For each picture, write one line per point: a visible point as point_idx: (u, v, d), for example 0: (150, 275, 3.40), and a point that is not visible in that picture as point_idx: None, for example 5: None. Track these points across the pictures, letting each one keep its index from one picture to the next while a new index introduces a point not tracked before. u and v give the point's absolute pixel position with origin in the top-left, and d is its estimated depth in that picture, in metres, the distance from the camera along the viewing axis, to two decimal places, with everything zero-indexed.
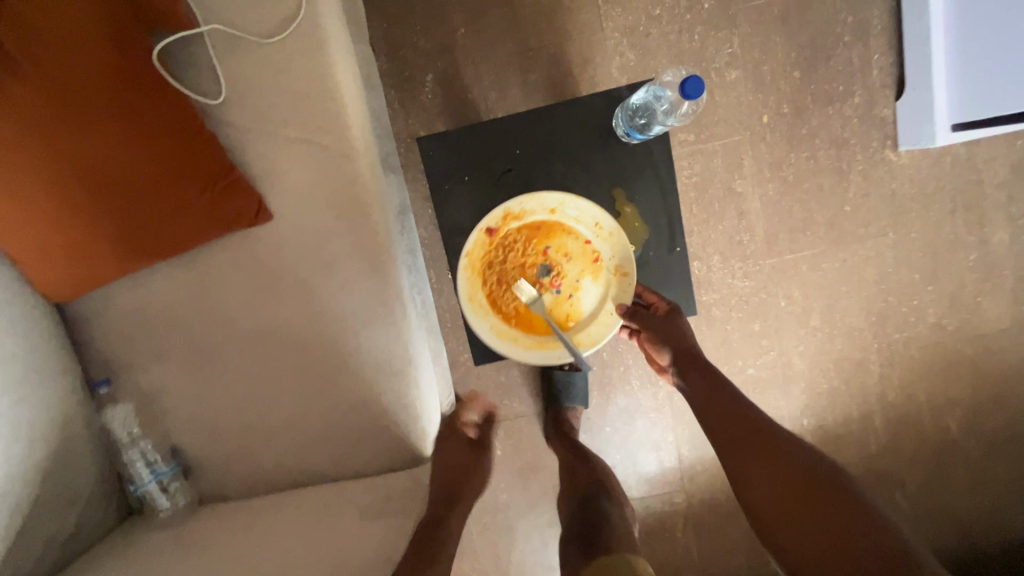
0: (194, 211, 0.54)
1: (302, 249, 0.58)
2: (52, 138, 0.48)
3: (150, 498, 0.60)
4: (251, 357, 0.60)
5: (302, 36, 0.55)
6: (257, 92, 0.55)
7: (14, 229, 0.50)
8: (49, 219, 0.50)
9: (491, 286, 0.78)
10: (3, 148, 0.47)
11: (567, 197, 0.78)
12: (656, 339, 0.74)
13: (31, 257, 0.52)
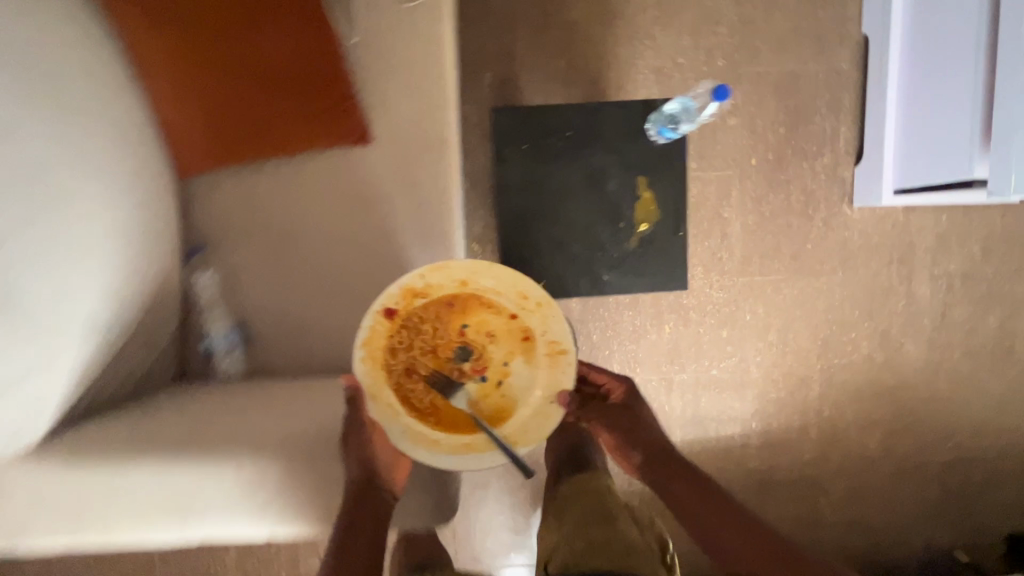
0: (313, 121, 0.67)
1: (388, 172, 0.71)
2: (231, 39, 0.62)
3: (216, 358, 0.69)
4: (324, 255, 0.71)
5: (427, 7, 0.69)
6: (381, 42, 0.69)
7: (177, 102, 0.63)
8: (207, 99, 0.63)
9: (398, 380, 0.61)
10: (195, 38, 0.61)
11: (479, 265, 0.63)
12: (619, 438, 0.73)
13: (180, 128, 0.64)
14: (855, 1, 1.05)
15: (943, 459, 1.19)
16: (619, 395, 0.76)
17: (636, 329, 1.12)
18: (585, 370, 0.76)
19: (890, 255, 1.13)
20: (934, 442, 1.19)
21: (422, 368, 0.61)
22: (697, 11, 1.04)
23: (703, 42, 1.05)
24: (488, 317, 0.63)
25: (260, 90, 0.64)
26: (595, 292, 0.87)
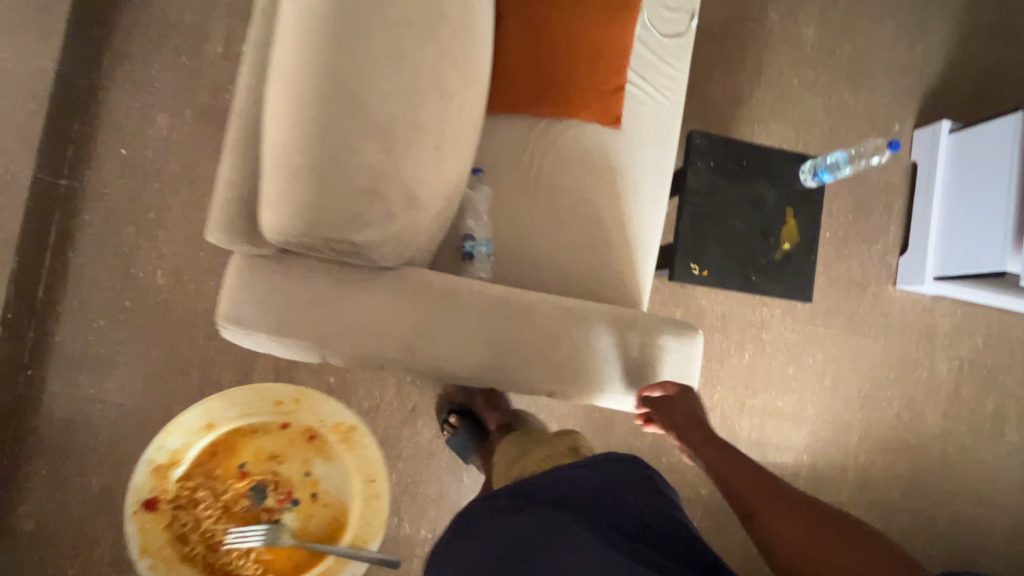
0: (596, 97, 0.86)
1: (629, 148, 0.90)
2: (574, 22, 0.82)
3: (476, 259, 0.80)
4: (570, 198, 0.87)
5: (683, 45, 0.94)
6: (647, 58, 0.92)
7: (518, 53, 0.82)
8: (540, 57, 0.82)
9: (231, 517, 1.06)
10: (552, 13, 0.81)
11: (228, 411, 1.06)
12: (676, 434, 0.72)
13: (506, 72, 0.83)
14: (907, 135, 1.41)
15: (951, 523, 1.37)
16: (676, 398, 0.72)
17: (722, 350, 1.30)
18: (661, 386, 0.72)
19: (920, 332, 1.39)
20: (945, 501, 1.38)
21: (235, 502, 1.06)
22: (798, 114, 1.36)
23: (802, 136, 1.36)
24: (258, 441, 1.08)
25: (576, 63, 0.84)
26: (742, 289, 1.00)
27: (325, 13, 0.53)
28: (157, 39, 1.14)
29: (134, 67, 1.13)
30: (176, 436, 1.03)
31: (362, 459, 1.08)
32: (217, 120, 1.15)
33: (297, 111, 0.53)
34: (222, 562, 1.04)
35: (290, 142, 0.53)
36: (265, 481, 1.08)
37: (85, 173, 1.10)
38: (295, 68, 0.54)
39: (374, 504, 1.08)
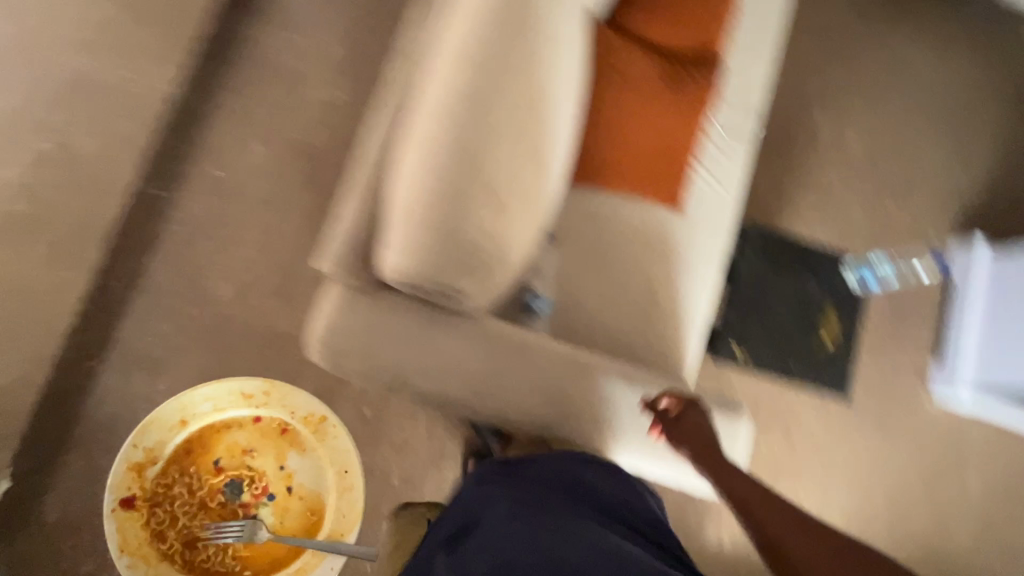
0: (664, 184, 0.93)
1: (688, 232, 0.96)
2: (655, 115, 0.89)
3: (534, 314, 0.85)
4: (628, 271, 0.92)
5: (749, 145, 1.01)
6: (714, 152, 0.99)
7: (600, 135, 0.89)
8: (619, 143, 0.89)
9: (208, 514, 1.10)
10: (636, 105, 0.88)
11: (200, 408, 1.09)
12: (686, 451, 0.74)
13: (587, 151, 0.90)
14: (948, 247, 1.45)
15: None
16: (681, 412, 0.76)
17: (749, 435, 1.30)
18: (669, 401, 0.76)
19: (949, 443, 1.38)
20: None
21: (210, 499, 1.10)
22: (844, 213, 1.41)
23: (846, 234, 1.40)
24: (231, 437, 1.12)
25: (650, 151, 0.91)
26: None
27: (475, 82, 0.59)
28: (262, 78, 1.26)
29: (241, 100, 1.25)
30: (151, 434, 1.06)
31: (333, 451, 1.11)
32: (303, 157, 1.25)
33: (425, 171, 0.58)
34: (200, 558, 1.08)
35: (409, 197, 0.58)
36: (240, 476, 1.12)
37: (177, 187, 1.20)
38: (424, 130, 0.59)
39: (349, 497, 1.12)
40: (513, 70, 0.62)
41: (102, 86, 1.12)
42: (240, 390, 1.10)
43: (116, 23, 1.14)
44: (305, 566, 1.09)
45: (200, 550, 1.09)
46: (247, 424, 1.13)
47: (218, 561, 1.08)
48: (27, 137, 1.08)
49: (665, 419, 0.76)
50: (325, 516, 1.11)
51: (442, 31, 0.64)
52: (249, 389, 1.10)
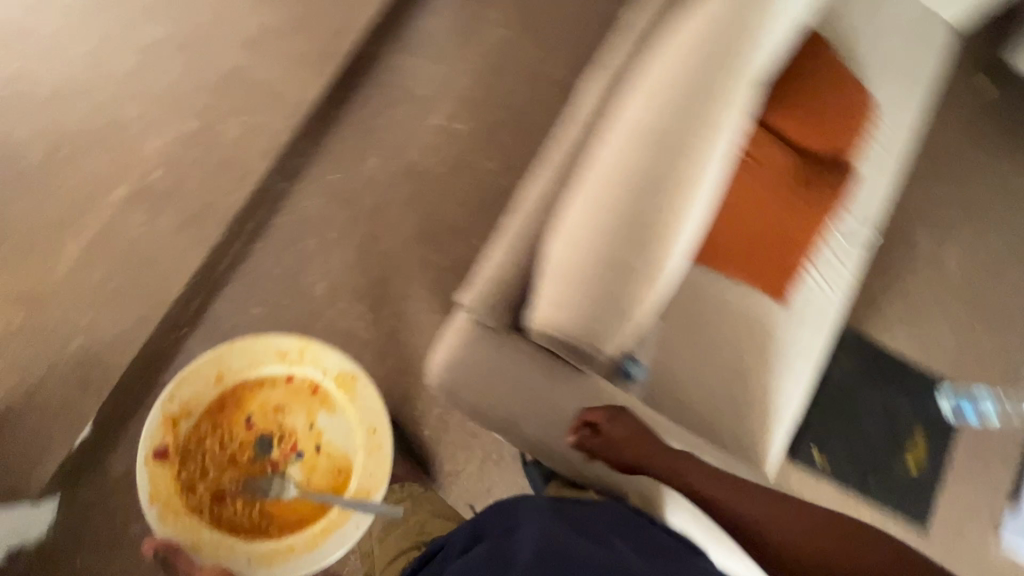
0: (776, 275, 0.93)
1: (789, 328, 0.95)
2: (783, 209, 0.91)
3: (632, 381, 0.86)
4: (724, 353, 0.92)
5: (863, 256, 1.01)
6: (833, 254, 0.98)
7: (725, 219, 0.91)
8: (742, 227, 0.91)
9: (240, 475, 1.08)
10: (766, 197, 0.91)
11: (234, 362, 1.06)
12: (624, 464, 0.71)
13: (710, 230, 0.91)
14: None
15: None
16: (612, 426, 0.70)
17: None
18: (591, 418, 0.70)
19: None
20: None
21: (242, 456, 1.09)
22: (939, 335, 1.35)
23: (937, 357, 1.34)
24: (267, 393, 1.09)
25: (769, 242, 0.92)
26: None
27: (644, 161, 0.67)
28: (395, 99, 1.34)
29: (370, 114, 1.33)
30: (185, 386, 1.03)
31: (362, 408, 1.06)
32: (415, 177, 1.31)
33: (597, 241, 0.64)
34: (227, 513, 1.04)
35: (580, 259, 0.64)
36: (272, 433, 1.10)
37: (298, 183, 1.28)
38: (600, 204, 0.65)
39: (378, 455, 1.04)
40: (677, 153, 0.69)
41: (255, 81, 1.23)
42: (273, 345, 1.07)
43: (279, 28, 1.25)
44: (330, 526, 1.00)
45: (227, 507, 1.05)
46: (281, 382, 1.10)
47: (245, 518, 1.04)
48: (183, 115, 1.19)
49: (597, 447, 0.70)
50: (353, 475, 1.04)
51: (616, 113, 0.72)
52: (284, 345, 1.06)
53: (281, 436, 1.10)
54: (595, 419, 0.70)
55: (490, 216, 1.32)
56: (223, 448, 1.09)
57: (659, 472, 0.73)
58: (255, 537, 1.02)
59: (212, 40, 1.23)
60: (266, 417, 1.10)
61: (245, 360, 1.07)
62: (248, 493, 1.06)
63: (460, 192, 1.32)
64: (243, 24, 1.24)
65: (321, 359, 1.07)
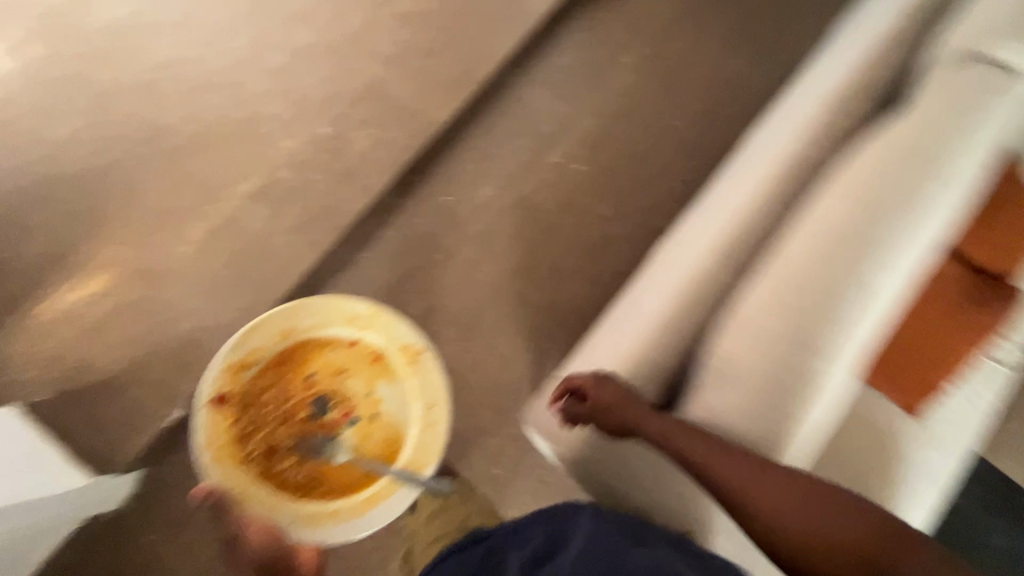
0: (921, 387, 0.85)
1: (920, 446, 0.89)
2: (942, 318, 0.83)
3: None
4: (845, 461, 0.86)
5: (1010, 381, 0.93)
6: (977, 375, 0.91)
7: None
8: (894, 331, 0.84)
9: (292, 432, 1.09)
10: (923, 303, 0.84)
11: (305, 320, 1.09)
12: (610, 426, 0.66)
13: None
14: None
15: None
16: (600, 389, 0.67)
17: None
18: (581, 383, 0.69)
19: None
20: None
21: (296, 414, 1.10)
22: None
23: None
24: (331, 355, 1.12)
25: (922, 350, 0.84)
26: None
27: (821, 266, 0.66)
28: (517, 130, 1.34)
29: (490, 143, 1.33)
30: (258, 335, 1.07)
31: (423, 385, 1.10)
32: (524, 211, 1.30)
33: (772, 338, 0.65)
34: (279, 467, 1.06)
35: (752, 352, 0.65)
36: (330, 395, 1.12)
37: (411, 199, 1.28)
38: (783, 299, 0.66)
39: (432, 431, 1.08)
40: (864, 262, 0.68)
41: (388, 96, 1.25)
42: (345, 310, 1.10)
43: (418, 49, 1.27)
44: (378, 494, 1.05)
45: (278, 461, 1.07)
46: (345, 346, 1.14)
47: (295, 473, 1.06)
48: (316, 121, 1.22)
49: (580, 412, 0.68)
50: (406, 447, 1.08)
51: (791, 217, 0.72)
52: (357, 309, 1.10)
53: (338, 399, 1.12)
54: (585, 384, 0.68)
55: (593, 262, 1.29)
56: (282, 402, 1.11)
57: (647, 437, 0.65)
58: (304, 495, 1.05)
59: (355, 53, 1.25)
60: (327, 378, 1.13)
61: (316, 319, 1.11)
62: (299, 451, 1.07)
63: (567, 233, 1.30)
64: (386, 41, 1.26)
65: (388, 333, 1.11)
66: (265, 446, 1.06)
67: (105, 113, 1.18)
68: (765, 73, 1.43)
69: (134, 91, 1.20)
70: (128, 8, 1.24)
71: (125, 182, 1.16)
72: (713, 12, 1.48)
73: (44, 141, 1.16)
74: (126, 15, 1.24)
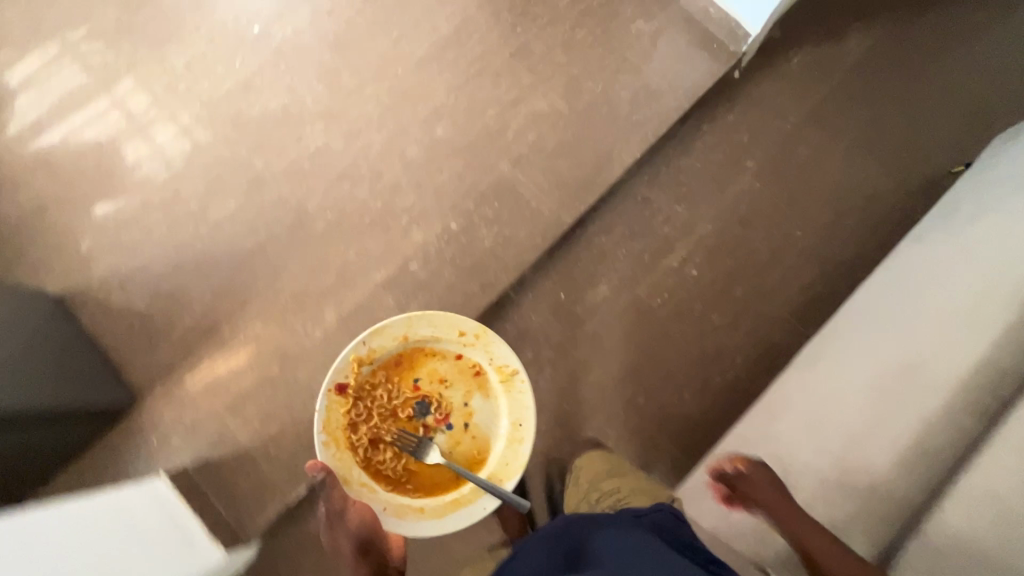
0: None
1: None
2: None
3: None
4: None
5: None
6: None
7: None
8: None
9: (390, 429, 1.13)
10: None
11: (421, 328, 1.12)
12: (755, 506, 0.88)
13: None
14: None
15: None
16: (756, 471, 0.90)
17: None
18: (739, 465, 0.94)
19: None
20: None
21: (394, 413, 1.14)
22: None
23: None
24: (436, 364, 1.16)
25: None
26: None
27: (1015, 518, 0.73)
28: (637, 231, 1.34)
29: (608, 242, 1.33)
30: (378, 338, 1.11)
31: (517, 405, 1.14)
32: (639, 315, 1.30)
33: (996, 529, 0.73)
34: (378, 459, 1.11)
35: (977, 540, 0.74)
36: (430, 399, 1.16)
37: (528, 295, 1.29)
38: (1006, 496, 0.75)
39: (517, 449, 1.14)
40: None
41: (516, 197, 1.29)
42: (459, 326, 1.13)
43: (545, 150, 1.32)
44: (462, 499, 1.11)
45: (375, 454, 1.12)
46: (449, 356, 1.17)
47: (390, 467, 1.11)
48: (447, 217, 1.28)
49: (739, 482, 0.92)
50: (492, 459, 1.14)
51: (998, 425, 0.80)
52: (469, 327, 1.13)
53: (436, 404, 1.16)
54: (745, 466, 0.93)
55: (706, 373, 1.28)
56: (386, 400, 1.15)
57: (780, 523, 0.84)
58: (396, 488, 1.10)
59: (488, 152, 1.31)
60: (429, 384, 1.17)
61: (429, 328, 1.14)
62: (398, 446, 1.12)
63: (680, 341, 1.29)
64: (516, 142, 1.32)
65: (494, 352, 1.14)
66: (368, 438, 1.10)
67: (258, 199, 1.29)
68: (894, 190, 1.40)
69: (285, 179, 1.30)
70: (284, 99, 1.35)
71: (273, 263, 1.25)
72: (843, 117, 1.44)
73: (205, 222, 1.28)
74: (282, 106, 1.34)
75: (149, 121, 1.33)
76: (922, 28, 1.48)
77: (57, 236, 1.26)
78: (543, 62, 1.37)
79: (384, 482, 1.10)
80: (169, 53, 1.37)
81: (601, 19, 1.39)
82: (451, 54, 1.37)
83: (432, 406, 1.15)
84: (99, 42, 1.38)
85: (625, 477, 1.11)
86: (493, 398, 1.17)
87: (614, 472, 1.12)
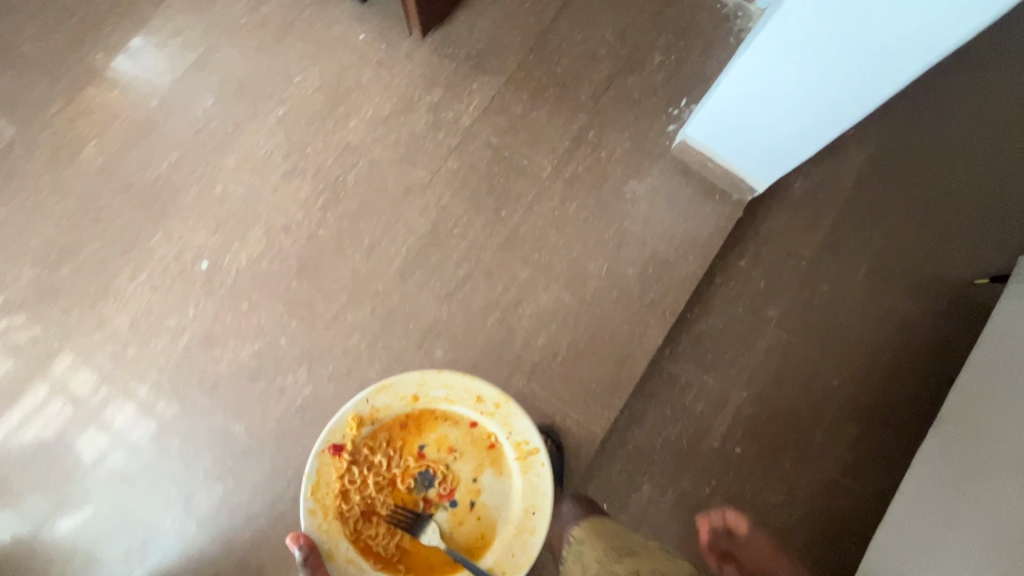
0: None
1: None
2: None
3: None
4: None
5: None
6: None
7: None
8: None
9: (387, 499, 1.06)
10: None
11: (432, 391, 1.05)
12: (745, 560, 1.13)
13: None
14: None
15: None
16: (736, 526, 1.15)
17: None
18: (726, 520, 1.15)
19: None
20: None
21: (395, 481, 1.07)
22: None
23: None
24: (447, 433, 1.09)
25: None
26: None
27: None
28: (670, 415, 1.24)
29: (641, 434, 1.23)
30: (386, 397, 1.03)
31: (531, 488, 1.03)
32: (690, 510, 1.21)
33: None
34: (368, 534, 1.02)
35: None
36: (436, 470, 1.08)
37: None
38: None
39: (526, 541, 1.01)
40: None
41: (537, 416, 1.16)
42: (476, 392, 1.04)
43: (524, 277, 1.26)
44: None
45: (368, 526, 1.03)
46: (462, 425, 1.09)
47: (384, 543, 1.03)
48: None
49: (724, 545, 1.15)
50: (494, 546, 1.03)
51: None
52: (484, 394, 1.03)
53: (442, 475, 1.08)
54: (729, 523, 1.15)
55: None
56: (388, 468, 1.07)
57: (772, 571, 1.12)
58: (386, 567, 1.01)
59: (499, 368, 1.18)
60: (437, 453, 1.08)
61: (443, 392, 1.06)
62: (394, 519, 1.04)
63: None
64: (526, 349, 1.19)
65: (512, 425, 1.04)
66: (364, 509, 1.02)
67: (250, 474, 1.12)
68: (927, 315, 1.30)
69: (276, 443, 1.14)
70: (255, 344, 1.17)
71: (282, 548, 1.10)
72: (858, 242, 1.32)
73: (193, 514, 1.11)
74: (254, 353, 1.17)
75: (103, 401, 1.14)
76: (919, 126, 1.36)
77: (24, 570, 1.08)
78: (537, 247, 1.23)
79: (375, 556, 1.02)
80: (109, 311, 1.18)
81: (591, 185, 1.26)
82: (435, 256, 1.22)
83: (438, 477, 1.08)
84: (22, 315, 1.17)
85: (639, 555, 0.89)
86: (505, 476, 1.07)
87: (630, 553, 0.89)
